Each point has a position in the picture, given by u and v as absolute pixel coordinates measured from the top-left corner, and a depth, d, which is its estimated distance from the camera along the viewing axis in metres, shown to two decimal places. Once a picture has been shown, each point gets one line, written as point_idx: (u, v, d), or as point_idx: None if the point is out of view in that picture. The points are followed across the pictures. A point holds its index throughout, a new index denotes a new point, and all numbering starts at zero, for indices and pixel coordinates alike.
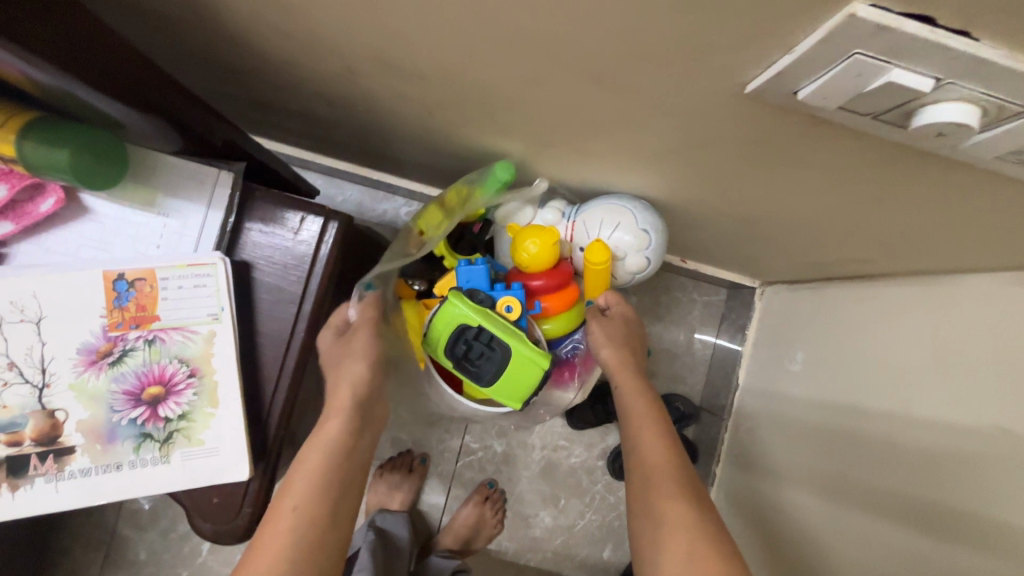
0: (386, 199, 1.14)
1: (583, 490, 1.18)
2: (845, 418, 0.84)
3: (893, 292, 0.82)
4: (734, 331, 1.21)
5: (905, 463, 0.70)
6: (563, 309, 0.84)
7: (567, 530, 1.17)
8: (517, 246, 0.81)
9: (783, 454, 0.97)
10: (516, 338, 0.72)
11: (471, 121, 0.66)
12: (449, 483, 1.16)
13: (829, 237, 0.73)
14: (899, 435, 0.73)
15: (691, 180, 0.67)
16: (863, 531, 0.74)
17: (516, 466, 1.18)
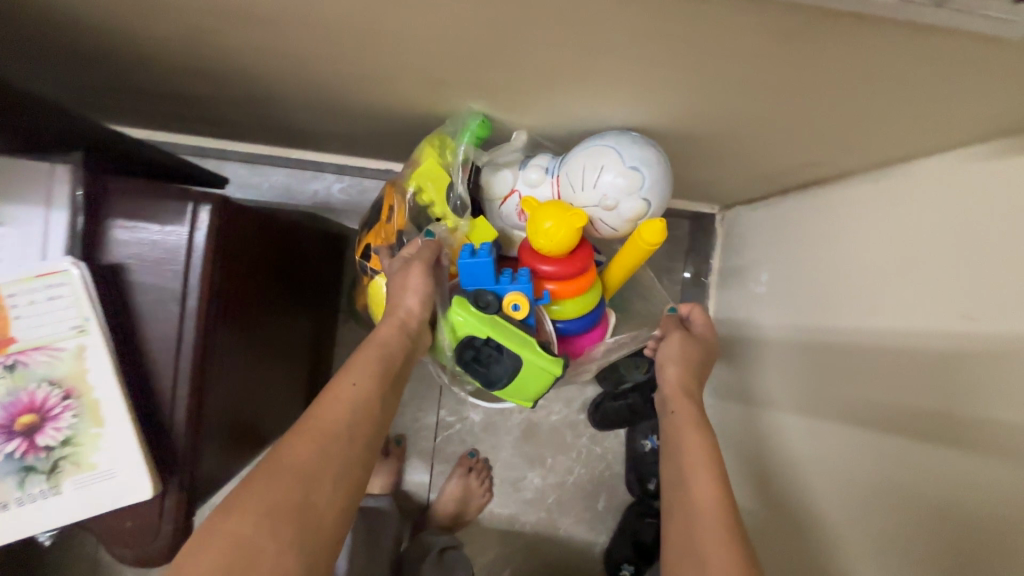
0: (315, 178, 1.08)
1: (569, 446, 1.16)
2: (817, 334, 0.80)
3: (849, 192, 0.77)
4: (700, 262, 1.16)
5: (881, 371, 0.67)
6: (575, 293, 0.76)
7: (558, 488, 1.15)
8: (535, 221, 0.69)
9: (758, 379, 0.94)
10: (528, 351, 0.71)
11: (354, 70, 0.59)
12: (432, 460, 1.14)
13: (768, 140, 0.68)
14: (870, 342, 0.69)
15: (611, 97, 0.61)
16: (848, 446, 0.72)
17: (497, 434, 1.15)
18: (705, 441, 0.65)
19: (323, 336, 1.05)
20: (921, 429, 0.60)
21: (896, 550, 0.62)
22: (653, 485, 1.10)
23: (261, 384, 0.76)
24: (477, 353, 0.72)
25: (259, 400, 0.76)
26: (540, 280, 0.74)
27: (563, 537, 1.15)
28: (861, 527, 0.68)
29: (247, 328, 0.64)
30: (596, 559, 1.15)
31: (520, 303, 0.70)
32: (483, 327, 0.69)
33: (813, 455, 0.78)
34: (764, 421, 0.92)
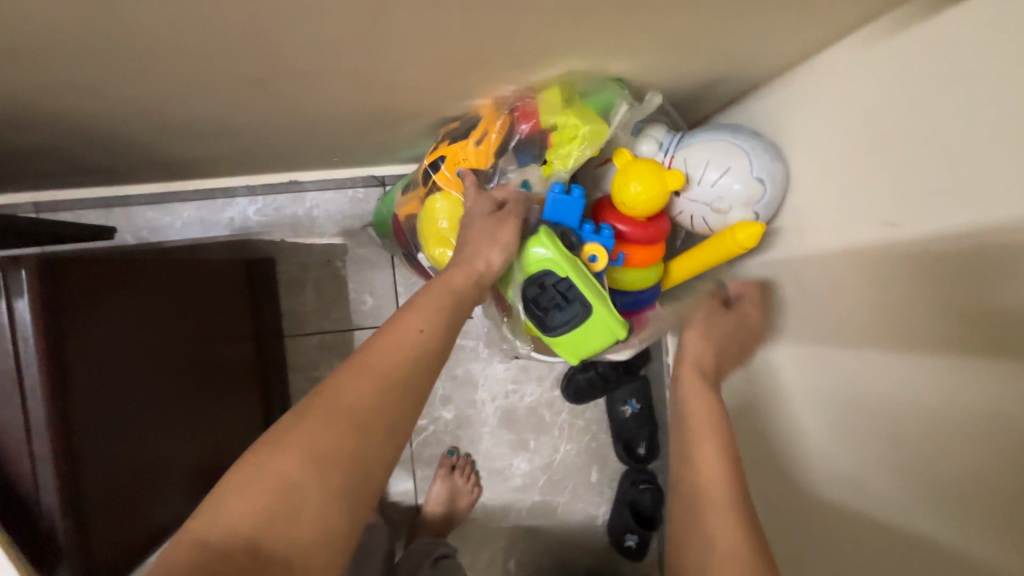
0: (228, 206, 1.02)
1: (550, 424, 1.12)
2: (768, 268, 0.75)
3: (779, 97, 0.70)
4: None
5: (844, 296, 0.62)
6: (643, 264, 0.72)
7: (547, 468, 1.12)
8: (620, 181, 0.66)
9: None
10: (603, 305, 0.64)
11: (166, 87, 0.53)
12: (413, 466, 1.10)
13: (651, 66, 0.61)
14: (827, 267, 0.64)
15: (478, 60, 0.54)
16: (821, 384, 0.67)
17: (473, 427, 1.11)
18: (711, 412, 0.60)
19: (272, 365, 1.01)
20: (898, 337, 0.55)
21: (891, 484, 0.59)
22: (643, 449, 1.09)
23: (191, 423, 0.72)
24: (546, 292, 0.65)
25: (191, 437, 0.73)
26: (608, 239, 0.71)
27: (562, 516, 1.12)
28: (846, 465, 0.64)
29: (144, 369, 0.61)
30: (600, 532, 1.12)
31: (598, 251, 0.65)
32: (570, 269, 0.63)
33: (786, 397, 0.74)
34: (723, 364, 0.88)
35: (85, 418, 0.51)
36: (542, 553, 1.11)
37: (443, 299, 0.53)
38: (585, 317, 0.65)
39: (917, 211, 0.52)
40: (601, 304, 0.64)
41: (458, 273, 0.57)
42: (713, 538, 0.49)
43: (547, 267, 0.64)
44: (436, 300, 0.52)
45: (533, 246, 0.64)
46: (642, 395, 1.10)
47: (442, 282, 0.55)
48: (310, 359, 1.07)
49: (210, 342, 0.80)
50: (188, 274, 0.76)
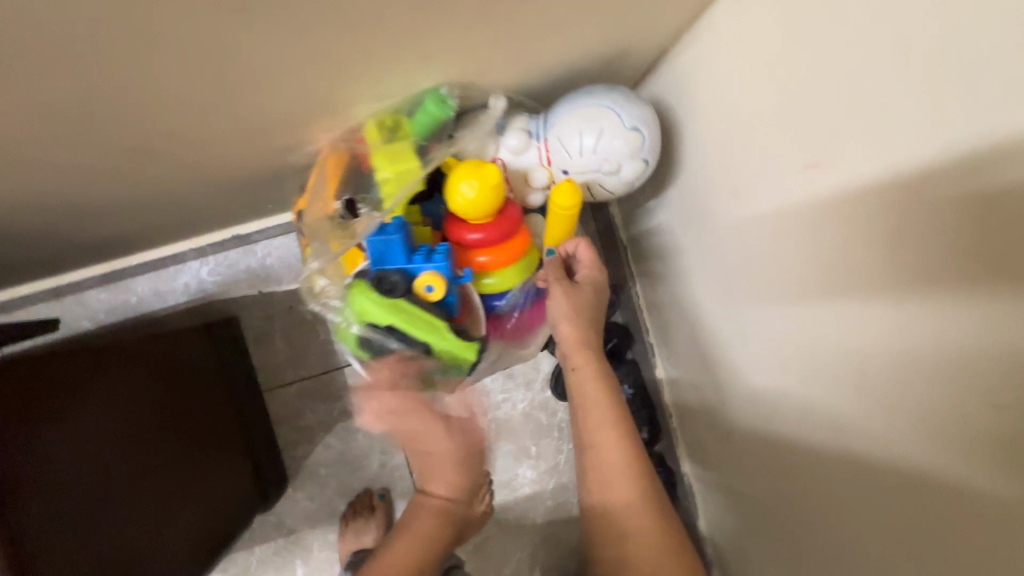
0: (180, 272, 1.01)
1: (547, 427, 1.10)
2: (727, 238, 0.73)
3: (697, 56, 0.69)
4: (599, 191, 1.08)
5: (800, 247, 0.59)
6: (508, 262, 0.72)
7: (554, 471, 1.10)
8: (449, 186, 0.66)
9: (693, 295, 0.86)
10: (440, 337, 0.68)
11: (52, 167, 0.52)
12: None
13: (547, 43, 0.60)
14: (780, 224, 0.61)
15: (358, 71, 0.53)
16: (785, 336, 0.64)
17: None
18: (612, 415, 0.70)
19: (256, 425, 0.99)
20: (845, 277, 0.54)
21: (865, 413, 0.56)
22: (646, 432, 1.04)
23: (171, 496, 0.73)
24: (386, 335, 0.69)
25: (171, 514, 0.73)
26: (468, 249, 0.70)
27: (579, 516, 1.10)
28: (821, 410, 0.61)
29: (99, 463, 0.63)
30: None
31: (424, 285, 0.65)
32: (400, 312, 0.66)
33: (758, 354, 0.71)
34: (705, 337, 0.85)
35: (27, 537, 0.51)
36: (567, 558, 1.09)
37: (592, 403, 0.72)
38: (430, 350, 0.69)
39: (851, 161, 0.50)
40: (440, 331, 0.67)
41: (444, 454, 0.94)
42: (626, 533, 0.66)
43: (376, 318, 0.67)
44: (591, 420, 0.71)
45: (360, 295, 0.67)
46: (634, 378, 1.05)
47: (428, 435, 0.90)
48: (294, 409, 1.05)
49: (182, 417, 0.79)
50: (140, 362, 0.76)
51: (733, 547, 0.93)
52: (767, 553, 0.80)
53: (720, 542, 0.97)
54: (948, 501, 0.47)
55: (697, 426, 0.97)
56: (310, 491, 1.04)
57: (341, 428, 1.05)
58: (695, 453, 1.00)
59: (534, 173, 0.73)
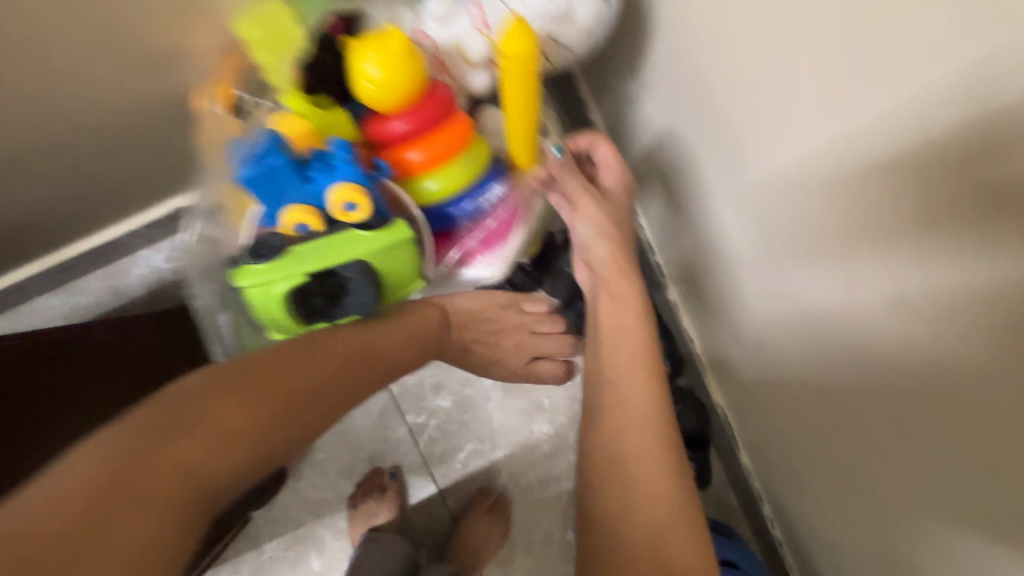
0: (133, 263, 0.92)
1: (558, 376, 1.00)
2: (740, 200, 0.70)
3: None
4: (571, 112, 0.97)
5: (829, 173, 0.56)
6: (439, 152, 0.68)
7: (572, 423, 0.99)
8: (356, 65, 0.63)
9: (721, 221, 0.76)
10: (355, 242, 0.62)
11: None
12: (430, 469, 0.98)
13: None
14: (801, 166, 0.59)
15: None
16: (817, 281, 0.62)
17: (478, 406, 0.99)
18: (644, 364, 0.65)
19: None
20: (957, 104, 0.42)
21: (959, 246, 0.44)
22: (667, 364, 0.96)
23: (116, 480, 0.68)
24: (311, 294, 0.62)
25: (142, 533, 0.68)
26: (398, 144, 0.68)
27: None
28: (896, 273, 0.51)
29: None
30: None
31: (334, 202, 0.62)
32: (291, 265, 0.61)
33: (784, 312, 0.69)
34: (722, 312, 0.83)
35: None
36: None
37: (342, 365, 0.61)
38: (369, 268, 0.63)
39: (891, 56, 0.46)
40: (361, 243, 0.63)
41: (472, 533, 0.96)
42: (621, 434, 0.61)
43: (284, 287, 0.62)
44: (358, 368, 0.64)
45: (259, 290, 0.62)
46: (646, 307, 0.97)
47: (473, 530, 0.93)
48: None
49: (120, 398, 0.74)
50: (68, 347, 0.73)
51: (786, 473, 0.81)
52: (846, 479, 0.67)
53: (770, 471, 0.86)
54: None
55: (725, 348, 0.86)
56: (313, 479, 0.97)
57: None
58: (725, 378, 0.89)
59: (466, 42, 0.71)
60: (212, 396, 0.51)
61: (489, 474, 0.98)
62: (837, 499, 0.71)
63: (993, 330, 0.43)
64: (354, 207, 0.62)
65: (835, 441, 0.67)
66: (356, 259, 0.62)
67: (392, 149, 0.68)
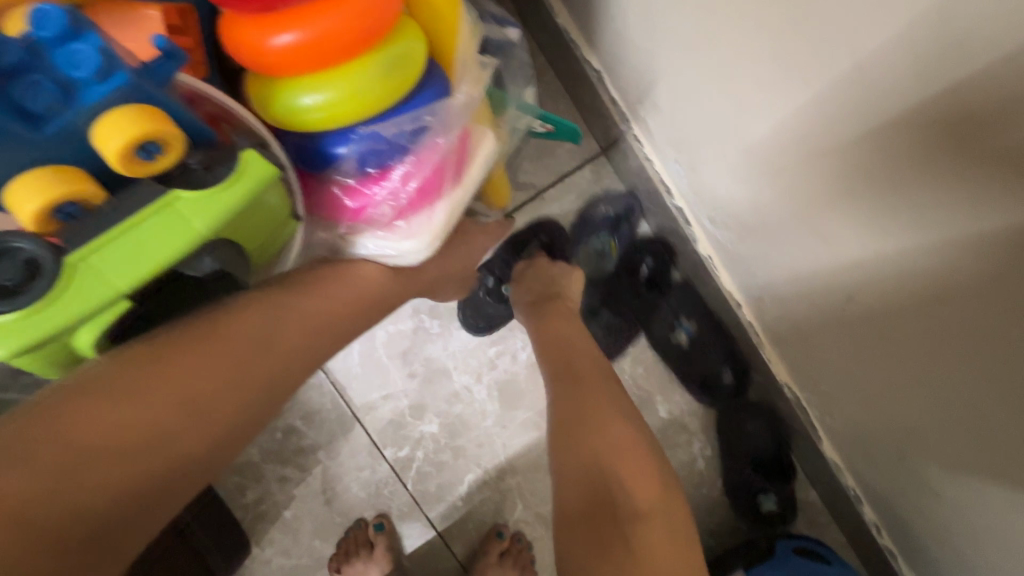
0: None
1: None
2: (795, 135, 0.48)
3: None
4: (540, 34, 0.75)
5: (949, 58, 0.33)
6: (326, 53, 0.39)
7: None
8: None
9: (771, 143, 0.51)
10: (190, 217, 0.38)
11: None
12: (426, 511, 0.78)
13: None
14: (897, 53, 0.36)
15: None
16: (947, 226, 0.40)
17: (474, 425, 0.78)
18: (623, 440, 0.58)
19: None
20: None
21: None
22: (730, 377, 0.76)
23: None
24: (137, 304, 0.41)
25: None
26: (262, 23, 0.39)
27: None
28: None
29: None
30: (707, 477, 0.78)
31: (115, 158, 0.35)
32: (87, 280, 0.36)
33: (893, 281, 0.47)
34: (785, 294, 0.61)
35: None
36: None
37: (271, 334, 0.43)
38: (227, 244, 0.41)
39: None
40: (194, 216, 0.38)
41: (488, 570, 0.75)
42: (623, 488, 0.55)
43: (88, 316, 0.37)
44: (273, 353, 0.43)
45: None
46: (692, 308, 0.76)
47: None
48: None
49: None
50: None
51: (900, 466, 0.60)
52: (997, 466, 0.47)
53: (869, 463, 0.65)
54: None
55: (792, 321, 0.63)
56: (279, 542, 0.76)
57: (292, 451, 0.77)
58: (796, 355, 0.66)
59: None
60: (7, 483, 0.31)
61: (500, 507, 0.78)
62: (999, 498, 0.49)
63: None
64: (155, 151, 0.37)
65: (991, 420, 0.45)
66: (205, 242, 0.39)
67: (251, 26, 0.39)
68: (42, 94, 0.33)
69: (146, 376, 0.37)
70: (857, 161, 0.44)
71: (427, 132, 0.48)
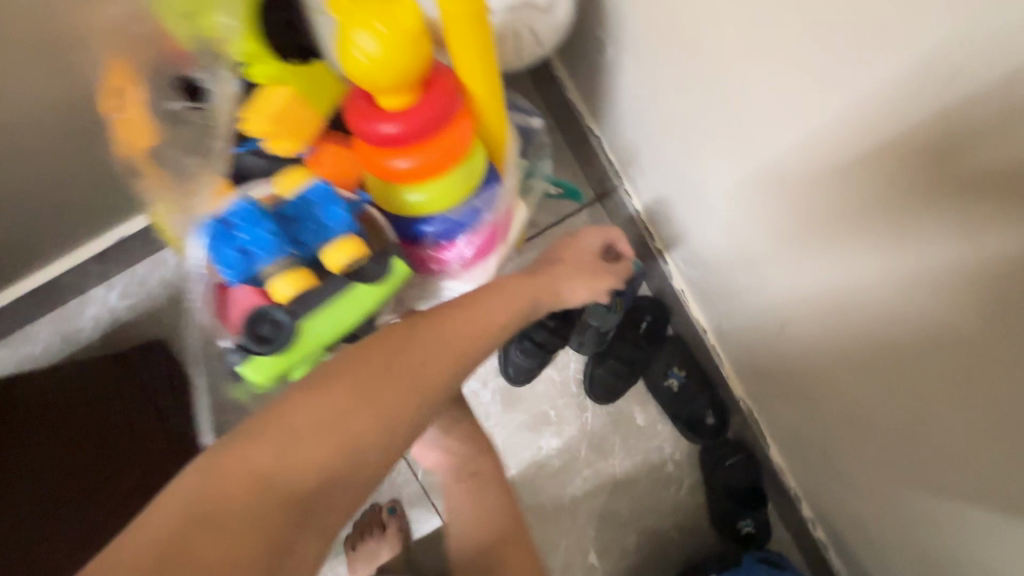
0: (85, 304, 0.85)
1: (561, 385, 0.92)
2: (742, 187, 0.63)
3: None
4: (549, 100, 0.90)
5: (844, 166, 0.49)
6: (434, 167, 0.56)
7: (583, 434, 0.91)
8: (344, 40, 0.49)
9: (731, 208, 0.67)
10: (364, 300, 0.57)
11: None
12: (432, 500, 0.89)
13: None
14: (813, 160, 0.52)
15: None
16: (846, 280, 0.55)
17: (477, 426, 0.90)
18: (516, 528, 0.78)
19: None
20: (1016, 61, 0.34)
21: (975, 190, 0.38)
22: (712, 419, 0.89)
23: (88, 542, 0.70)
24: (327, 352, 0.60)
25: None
26: (382, 148, 0.55)
27: (626, 480, 0.91)
28: (911, 239, 0.45)
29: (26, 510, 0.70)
30: (675, 479, 0.91)
31: (336, 266, 0.56)
32: (309, 348, 0.55)
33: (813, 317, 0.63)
34: (741, 325, 0.76)
35: None
36: (623, 533, 0.90)
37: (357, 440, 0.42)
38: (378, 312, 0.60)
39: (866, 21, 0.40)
40: (365, 301, 0.57)
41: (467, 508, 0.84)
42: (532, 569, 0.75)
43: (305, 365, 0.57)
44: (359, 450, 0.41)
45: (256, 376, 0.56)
46: (683, 359, 0.90)
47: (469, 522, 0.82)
48: None
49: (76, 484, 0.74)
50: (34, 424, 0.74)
51: (828, 468, 0.74)
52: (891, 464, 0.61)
53: (804, 466, 0.79)
54: None
55: (749, 347, 0.77)
56: None
57: None
58: (751, 376, 0.80)
59: None
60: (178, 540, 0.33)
61: None
62: (899, 492, 0.63)
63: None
64: (356, 265, 0.57)
65: (887, 426, 0.60)
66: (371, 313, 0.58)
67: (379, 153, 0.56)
68: (308, 233, 0.58)
69: (297, 407, 0.41)
70: (789, 228, 0.59)
71: (482, 211, 0.63)
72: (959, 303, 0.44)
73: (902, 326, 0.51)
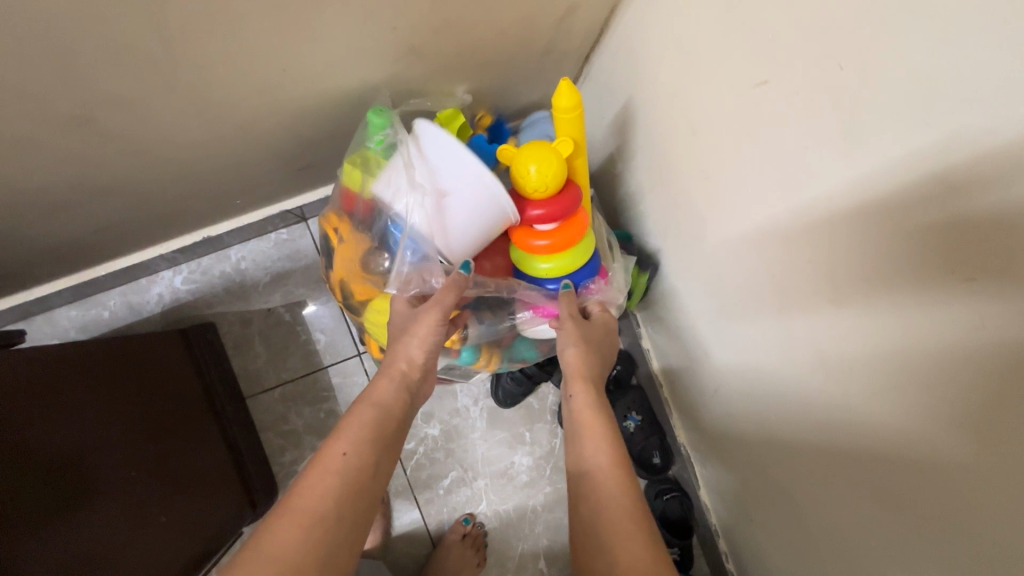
0: (153, 282, 1.03)
1: (539, 411, 1.09)
2: (700, 281, 0.83)
3: (698, 89, 0.71)
4: None
5: (758, 285, 0.70)
6: (566, 242, 0.79)
7: (549, 456, 1.08)
8: (518, 168, 0.73)
9: (690, 293, 0.87)
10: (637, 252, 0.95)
11: (28, 121, 0.57)
12: (414, 494, 1.04)
13: None
14: (737, 275, 0.74)
15: (296, 31, 0.60)
16: (756, 365, 0.75)
17: (464, 436, 1.07)
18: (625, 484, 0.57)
19: (232, 432, 0.97)
20: (846, 239, 0.55)
21: (830, 312, 0.60)
22: (658, 458, 1.06)
23: (152, 493, 0.76)
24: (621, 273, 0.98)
25: (155, 527, 0.75)
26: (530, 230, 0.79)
27: None
28: (797, 341, 0.66)
29: (118, 433, 0.74)
30: None
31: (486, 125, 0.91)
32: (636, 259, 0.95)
33: (730, 387, 0.82)
34: (686, 386, 0.96)
35: (50, 530, 0.60)
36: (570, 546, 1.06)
37: (397, 381, 0.65)
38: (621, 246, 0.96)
39: (773, 199, 0.63)
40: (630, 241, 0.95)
41: (603, 483, 0.57)
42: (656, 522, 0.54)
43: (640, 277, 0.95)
44: (397, 378, 0.65)
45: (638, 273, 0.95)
46: (642, 405, 1.08)
47: (592, 484, 0.58)
48: (279, 413, 1.05)
49: (148, 430, 0.80)
50: (120, 365, 0.81)
51: (737, 511, 0.91)
52: (776, 511, 0.80)
53: (720, 506, 0.96)
54: (947, 392, 0.49)
55: (690, 402, 0.96)
56: None
57: (327, 429, 1.06)
58: (690, 425, 0.99)
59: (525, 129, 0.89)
60: (300, 499, 0.50)
61: (469, 501, 1.05)
62: (770, 537, 0.83)
63: (860, 394, 0.59)
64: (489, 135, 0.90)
65: (772, 480, 0.78)
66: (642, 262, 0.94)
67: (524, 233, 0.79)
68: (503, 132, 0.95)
69: (340, 439, 0.56)
70: (724, 316, 0.80)
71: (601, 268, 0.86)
72: (817, 386, 0.65)
73: (787, 402, 0.71)
